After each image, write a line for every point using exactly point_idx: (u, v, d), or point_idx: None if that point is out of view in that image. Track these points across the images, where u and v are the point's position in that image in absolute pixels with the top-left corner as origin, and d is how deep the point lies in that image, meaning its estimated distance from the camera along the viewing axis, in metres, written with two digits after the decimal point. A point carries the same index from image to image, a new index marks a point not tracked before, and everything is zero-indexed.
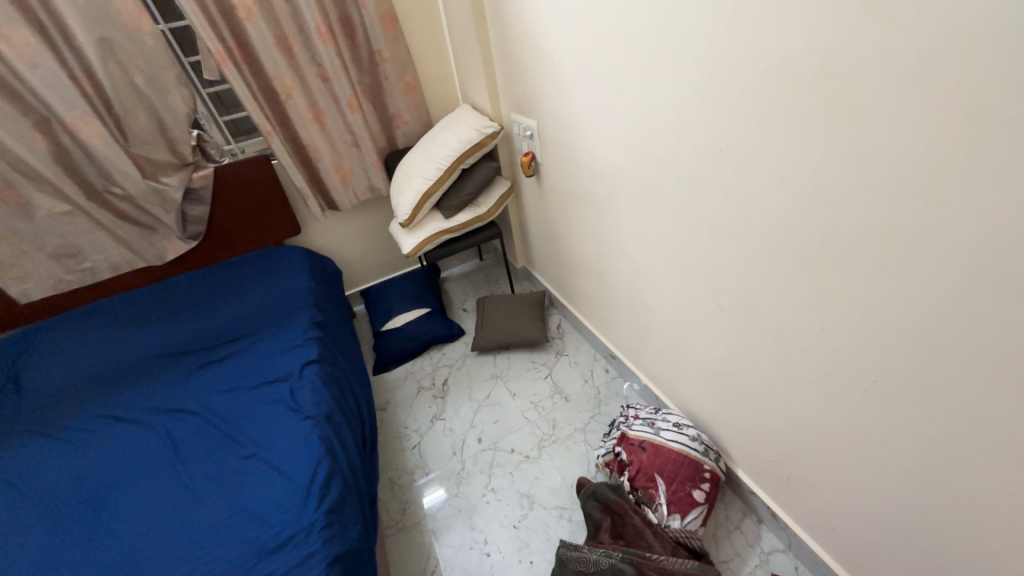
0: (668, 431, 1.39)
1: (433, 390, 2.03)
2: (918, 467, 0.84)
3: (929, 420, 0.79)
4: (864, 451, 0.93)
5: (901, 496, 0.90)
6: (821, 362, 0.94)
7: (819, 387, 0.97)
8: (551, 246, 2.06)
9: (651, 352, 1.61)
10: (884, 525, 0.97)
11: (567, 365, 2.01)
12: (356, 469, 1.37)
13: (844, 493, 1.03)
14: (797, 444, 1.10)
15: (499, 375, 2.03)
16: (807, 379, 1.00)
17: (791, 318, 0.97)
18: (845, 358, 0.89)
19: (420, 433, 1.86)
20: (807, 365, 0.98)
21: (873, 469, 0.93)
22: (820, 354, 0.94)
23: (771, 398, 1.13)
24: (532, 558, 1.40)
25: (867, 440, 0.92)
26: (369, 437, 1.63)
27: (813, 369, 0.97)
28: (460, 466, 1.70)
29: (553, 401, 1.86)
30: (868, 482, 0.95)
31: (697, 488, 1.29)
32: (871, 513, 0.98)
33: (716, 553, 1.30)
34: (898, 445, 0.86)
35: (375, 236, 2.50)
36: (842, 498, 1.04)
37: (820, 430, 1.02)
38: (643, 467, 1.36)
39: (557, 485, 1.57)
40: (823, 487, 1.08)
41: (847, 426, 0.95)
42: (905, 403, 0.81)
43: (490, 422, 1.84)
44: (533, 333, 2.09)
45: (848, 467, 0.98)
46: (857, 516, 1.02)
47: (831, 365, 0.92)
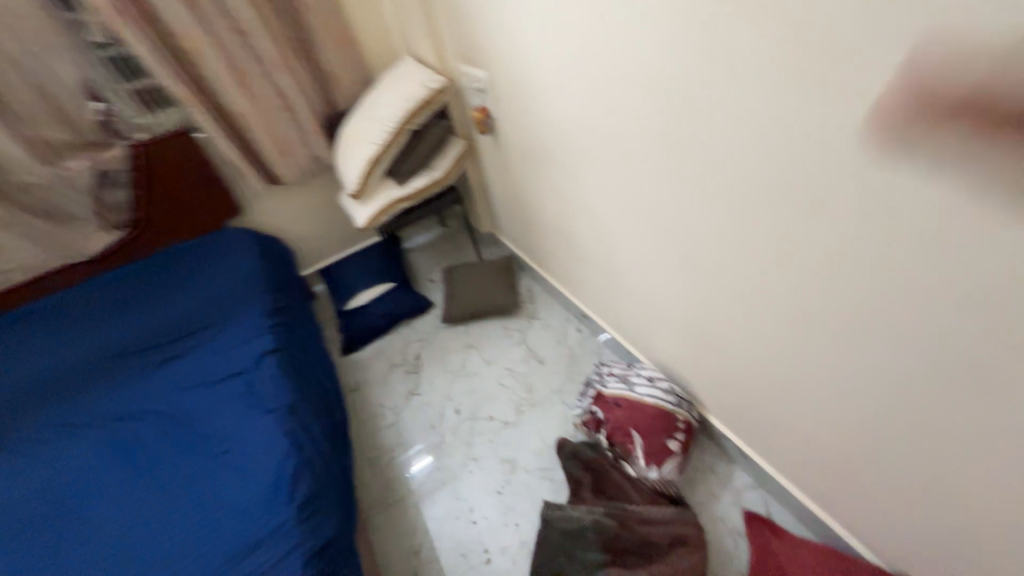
0: (642, 385, 1.41)
1: (406, 366, 1.97)
2: (889, 401, 0.85)
3: (897, 355, 0.78)
4: (835, 388, 0.94)
5: (872, 429, 0.91)
6: (793, 306, 0.92)
7: (793, 329, 0.96)
8: (515, 207, 1.96)
9: (621, 308, 1.60)
10: (855, 458, 0.99)
11: (541, 328, 1.97)
12: (331, 457, 1.32)
13: (818, 432, 1.05)
14: (772, 387, 1.11)
15: (472, 344, 1.98)
16: (773, 328, 1.00)
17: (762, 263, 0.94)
18: (818, 299, 0.87)
19: (396, 410, 1.82)
20: (782, 310, 0.96)
21: (846, 406, 0.94)
22: (794, 297, 0.91)
23: (744, 344, 1.12)
24: (517, 520, 1.42)
25: (841, 379, 0.92)
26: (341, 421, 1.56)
27: (786, 312, 0.95)
28: (440, 439, 1.68)
29: (528, 366, 1.84)
30: (841, 419, 0.96)
31: (672, 438, 1.31)
32: (842, 449, 1.01)
33: (692, 494, 1.35)
34: (871, 382, 0.86)
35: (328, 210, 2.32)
36: (815, 436, 1.06)
37: (786, 374, 1.04)
38: (619, 424, 1.36)
39: (538, 447, 1.57)
40: (796, 425, 1.10)
41: (818, 366, 0.95)
42: (877, 337, 0.80)
43: (467, 392, 1.81)
44: (503, 300, 2.04)
45: (820, 405, 1.00)
46: (830, 453, 1.04)
47: (807, 309, 0.90)
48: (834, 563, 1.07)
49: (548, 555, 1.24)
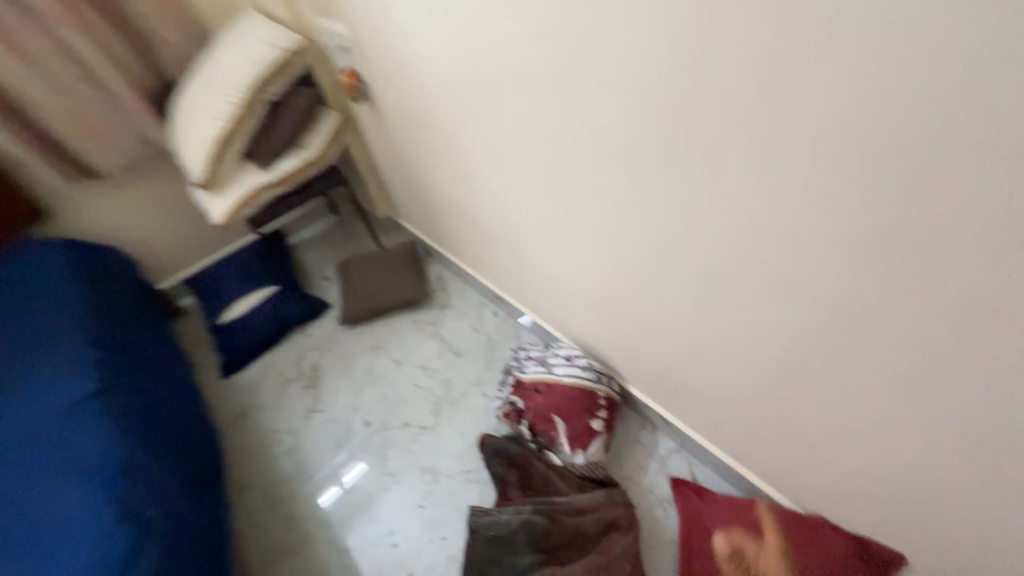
0: (560, 366, 1.32)
1: (302, 380, 1.70)
2: (791, 355, 0.81)
3: (794, 309, 0.74)
4: (740, 347, 0.90)
5: (777, 385, 0.89)
6: (694, 267, 0.86)
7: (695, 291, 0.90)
8: (410, 186, 1.75)
9: (533, 287, 1.50)
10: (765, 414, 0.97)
11: (454, 317, 1.80)
12: (188, 517, 1.09)
13: (730, 391, 1.02)
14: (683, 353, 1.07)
15: (379, 345, 1.76)
16: (679, 294, 0.94)
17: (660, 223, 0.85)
18: (714, 256, 0.80)
19: (294, 434, 1.56)
20: (683, 272, 0.89)
21: (751, 364, 0.91)
22: (693, 258, 0.84)
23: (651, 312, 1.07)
24: (444, 533, 1.27)
25: (745, 338, 0.88)
26: (207, 463, 1.30)
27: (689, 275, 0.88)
28: (349, 458, 1.47)
29: (444, 360, 1.67)
30: (750, 377, 0.94)
31: (595, 418, 1.24)
32: (753, 405, 0.99)
33: (620, 470, 1.30)
34: (773, 337, 0.82)
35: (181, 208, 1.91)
36: (727, 395, 1.04)
37: (696, 339, 0.99)
38: (540, 411, 1.27)
39: (460, 449, 1.43)
40: (708, 386, 1.07)
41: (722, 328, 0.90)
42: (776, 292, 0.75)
43: (377, 400, 1.60)
44: (409, 291, 1.83)
45: (730, 366, 0.96)
46: (743, 410, 1.03)
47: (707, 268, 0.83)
48: (751, 516, 1.09)
49: (480, 565, 1.12)
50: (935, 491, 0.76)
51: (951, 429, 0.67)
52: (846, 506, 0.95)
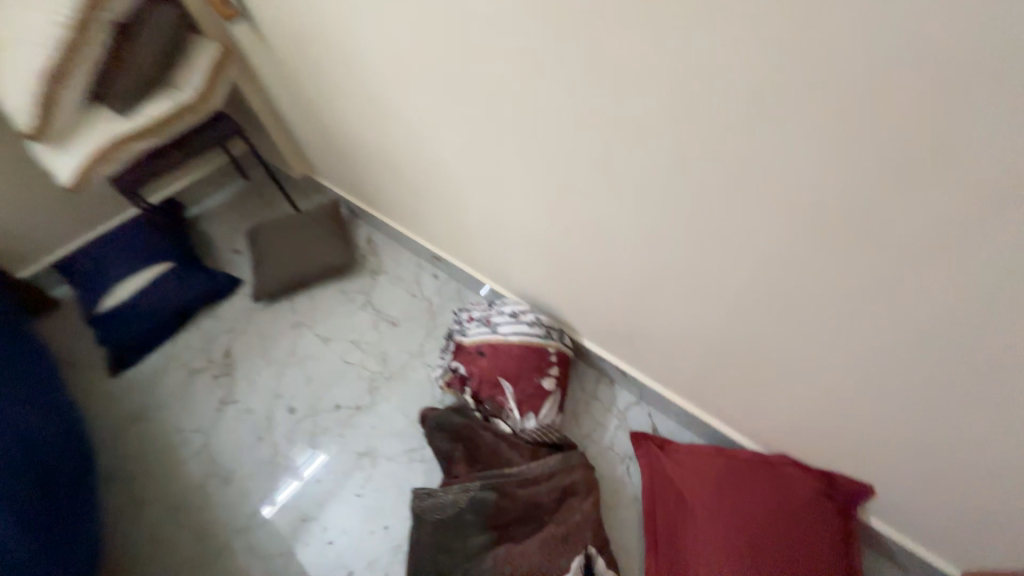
0: (505, 324, 1.17)
1: (211, 369, 1.45)
2: (774, 266, 0.70)
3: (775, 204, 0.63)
4: (710, 268, 0.78)
5: (753, 307, 0.78)
6: (656, 175, 0.72)
7: (659, 205, 0.76)
8: (321, 133, 1.50)
9: (471, 239, 1.33)
10: (735, 347, 0.87)
11: (388, 284, 1.59)
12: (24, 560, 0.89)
13: (696, 327, 0.91)
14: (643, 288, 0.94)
15: (303, 322, 1.53)
16: (631, 214, 0.81)
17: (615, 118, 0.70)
18: (684, 151, 0.66)
19: (203, 431, 1.32)
20: (644, 183, 0.75)
21: (725, 287, 0.79)
22: (657, 159, 0.70)
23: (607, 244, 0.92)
24: (387, 522, 1.12)
25: (717, 255, 0.75)
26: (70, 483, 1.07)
27: (651, 184, 0.74)
28: (271, 452, 1.26)
29: (378, 332, 1.47)
30: (722, 304, 0.82)
31: (546, 377, 1.11)
32: (722, 340, 0.88)
33: (577, 430, 1.19)
34: (754, 247, 0.70)
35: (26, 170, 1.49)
36: (691, 333, 0.93)
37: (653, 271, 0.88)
38: (485, 376, 1.12)
39: (401, 427, 1.26)
40: (671, 325, 0.96)
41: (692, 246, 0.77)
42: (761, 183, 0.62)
43: (303, 382, 1.39)
44: (334, 257, 1.60)
45: (699, 294, 0.84)
46: (709, 348, 0.92)
47: (673, 172, 0.70)
48: (719, 463, 1.00)
49: (424, 554, 0.98)
50: (926, 397, 0.69)
51: (947, 321, 0.59)
52: (822, 436, 0.87)
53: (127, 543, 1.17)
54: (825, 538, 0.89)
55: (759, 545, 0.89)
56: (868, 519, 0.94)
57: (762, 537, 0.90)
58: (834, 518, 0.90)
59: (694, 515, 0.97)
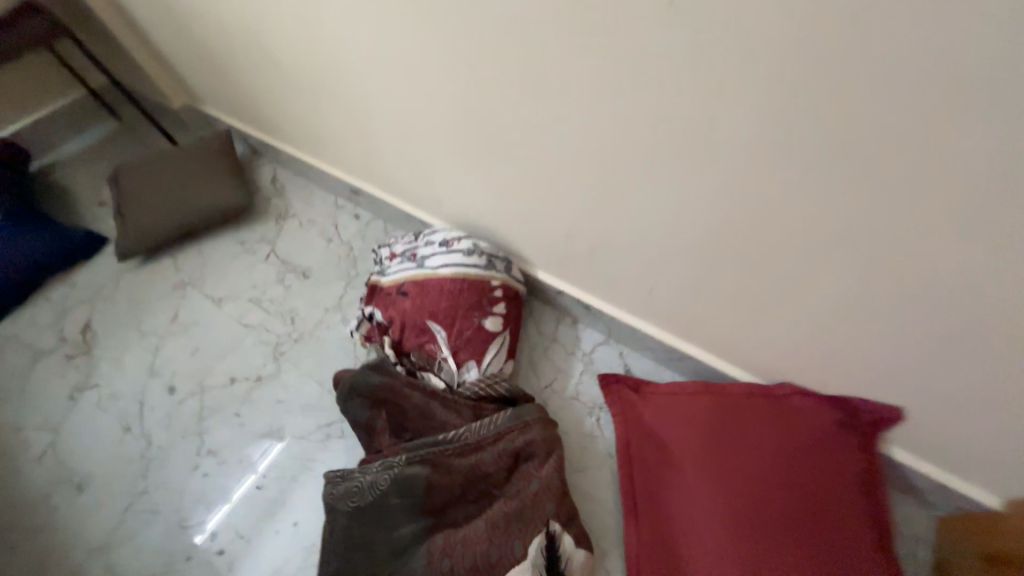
0: (434, 256, 0.90)
1: (64, 349, 1.11)
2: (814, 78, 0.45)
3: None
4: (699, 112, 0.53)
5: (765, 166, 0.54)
6: None
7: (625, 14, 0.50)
8: (187, 32, 1.15)
9: (391, 154, 1.04)
10: (733, 240, 0.64)
11: (297, 230, 1.28)
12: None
13: (677, 220, 0.66)
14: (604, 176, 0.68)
15: (189, 281, 1.20)
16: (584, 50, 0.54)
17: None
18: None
19: (51, 426, 1.01)
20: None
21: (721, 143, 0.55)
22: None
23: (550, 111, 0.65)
24: (296, 517, 0.87)
25: (713, 84, 0.51)
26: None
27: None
28: (143, 445, 0.97)
29: (285, 287, 1.17)
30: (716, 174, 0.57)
31: (489, 316, 0.86)
32: (715, 232, 0.65)
33: (535, 382, 0.97)
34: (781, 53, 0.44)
35: None
36: (671, 233, 0.69)
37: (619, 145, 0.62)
38: (410, 321, 0.86)
39: (314, 397, 1.00)
40: (643, 228, 0.71)
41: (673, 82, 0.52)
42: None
43: (187, 354, 1.09)
44: (224, 198, 1.26)
45: (685, 163, 0.60)
46: (694, 250, 0.68)
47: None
48: (709, 404, 0.79)
49: (335, 558, 0.73)
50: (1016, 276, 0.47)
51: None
52: (840, 353, 0.66)
53: None
54: (841, 482, 0.71)
55: (764, 503, 0.70)
56: (887, 454, 0.76)
57: (767, 493, 0.71)
58: (848, 457, 0.72)
59: (682, 474, 0.76)
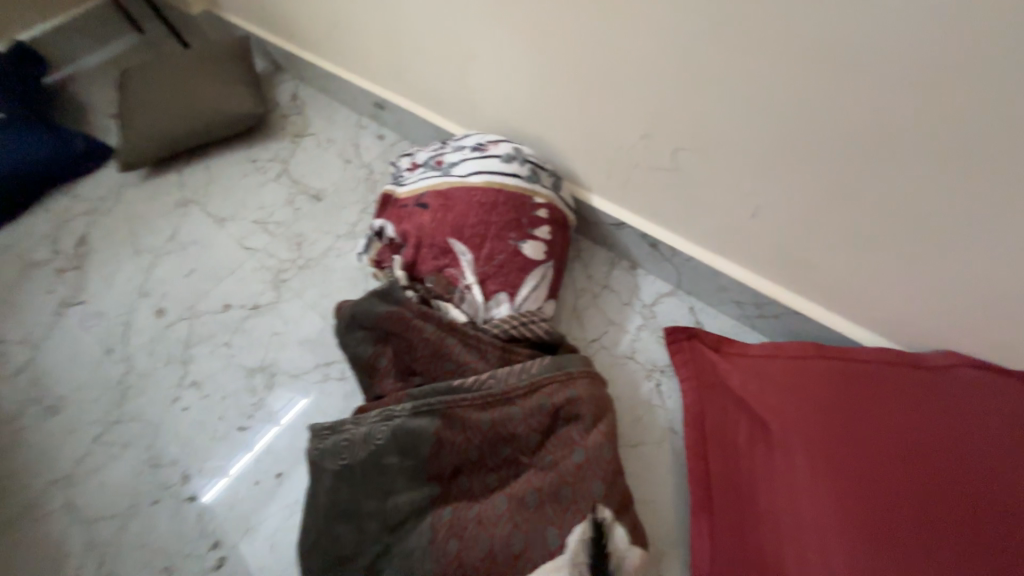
0: (464, 162, 0.71)
1: (57, 262, 1.01)
2: None
3: None
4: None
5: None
6: None
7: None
8: None
9: (420, 47, 0.85)
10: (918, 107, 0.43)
11: (313, 149, 1.12)
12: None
13: (837, 73, 0.45)
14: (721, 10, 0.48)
15: (192, 199, 1.07)
16: None
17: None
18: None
19: (32, 342, 0.91)
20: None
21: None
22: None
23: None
24: (281, 468, 0.73)
25: None
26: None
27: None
28: (124, 369, 0.85)
29: (294, 209, 1.02)
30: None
31: (529, 239, 0.67)
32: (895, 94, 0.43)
33: (579, 333, 0.77)
34: None
35: None
36: (820, 97, 0.48)
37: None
38: (428, 238, 0.68)
39: (314, 332, 0.84)
40: (772, 95, 0.50)
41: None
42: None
43: (182, 276, 0.96)
44: (235, 107, 1.11)
45: None
46: (855, 122, 0.47)
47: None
48: (824, 368, 0.59)
49: (313, 532, 0.57)
50: None
51: None
52: None
53: None
54: None
55: (919, 509, 0.48)
56: None
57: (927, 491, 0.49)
58: None
59: (780, 463, 0.56)
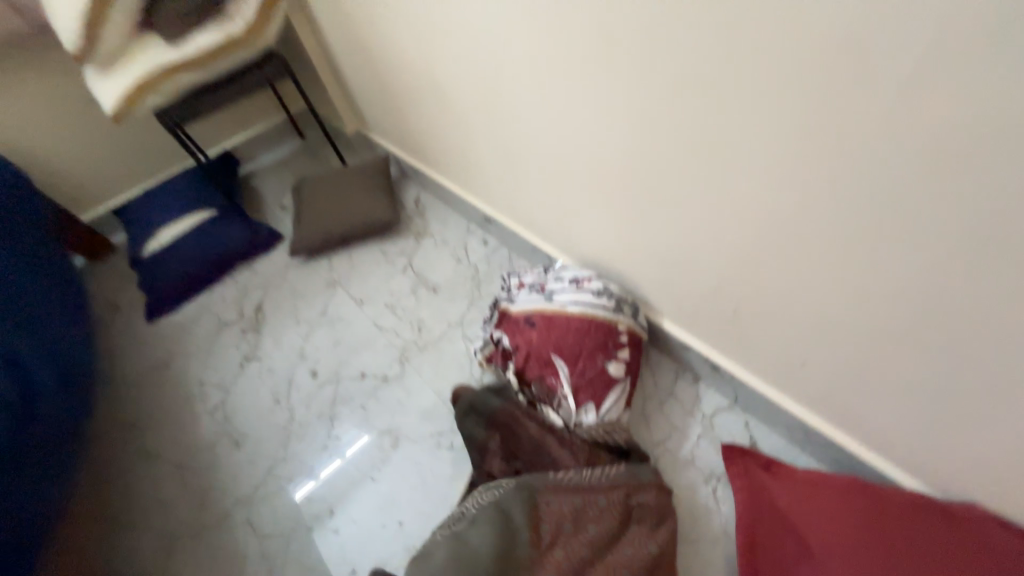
0: (564, 292, 0.92)
1: (241, 324, 1.35)
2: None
3: None
4: (925, 190, 0.47)
5: (995, 254, 0.46)
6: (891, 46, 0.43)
7: (861, 78, 0.45)
8: (373, 76, 1.35)
9: (530, 192, 1.10)
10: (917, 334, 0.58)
11: (431, 247, 1.41)
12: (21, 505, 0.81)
13: (861, 302, 0.60)
14: (771, 240, 0.65)
15: (338, 281, 1.39)
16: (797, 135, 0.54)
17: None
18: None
19: (223, 387, 1.22)
20: (813, 44, 0.47)
21: (937, 230, 0.49)
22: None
23: (735, 168, 0.62)
24: (402, 516, 0.94)
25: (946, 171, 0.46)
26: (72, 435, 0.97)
27: (831, 48, 0.46)
28: (287, 418, 1.12)
29: (416, 298, 1.29)
30: (933, 253, 0.51)
31: (613, 360, 0.87)
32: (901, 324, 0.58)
33: (647, 435, 0.93)
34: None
35: (83, 118, 1.47)
36: (846, 309, 0.63)
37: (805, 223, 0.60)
38: (534, 352, 0.89)
39: (430, 405, 1.07)
40: (811, 299, 0.66)
41: (909, 149, 0.46)
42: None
43: (330, 345, 1.24)
44: (377, 213, 1.44)
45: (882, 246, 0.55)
46: (864, 328, 0.63)
47: (869, 17, 0.42)
48: (860, 509, 0.69)
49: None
50: None
51: None
52: None
53: (132, 499, 1.08)
54: None
55: None
56: None
57: None
58: None
59: None
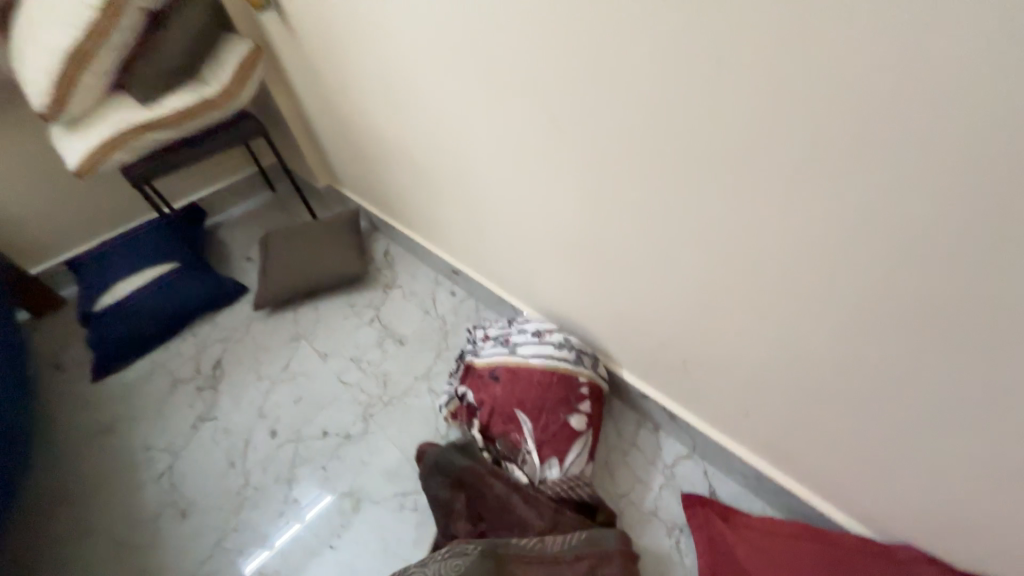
0: (527, 345, 0.95)
1: (197, 381, 1.29)
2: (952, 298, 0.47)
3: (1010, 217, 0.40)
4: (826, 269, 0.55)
5: (887, 323, 0.53)
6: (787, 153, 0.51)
7: (764, 172, 0.52)
8: (345, 138, 1.41)
9: (495, 248, 1.15)
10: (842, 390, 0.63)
11: (399, 299, 1.42)
12: None
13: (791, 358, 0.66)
14: (710, 302, 0.72)
15: (303, 335, 1.37)
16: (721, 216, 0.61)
17: (689, 45, 0.50)
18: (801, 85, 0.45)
19: (173, 451, 1.15)
20: (724, 142, 0.54)
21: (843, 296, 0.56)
22: (756, 100, 0.49)
23: (672, 239, 0.69)
24: None
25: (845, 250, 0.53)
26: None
27: (739, 148, 0.53)
28: (241, 483, 1.07)
29: (382, 351, 1.29)
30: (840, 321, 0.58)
31: (574, 413, 0.89)
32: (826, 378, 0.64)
33: (612, 487, 0.94)
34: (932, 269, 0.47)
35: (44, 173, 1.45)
36: (780, 364, 0.68)
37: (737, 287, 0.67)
38: (498, 406, 0.91)
39: (393, 464, 1.05)
40: (750, 354, 0.72)
41: (810, 234, 0.54)
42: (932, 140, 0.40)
43: (291, 401, 1.21)
44: (345, 266, 1.46)
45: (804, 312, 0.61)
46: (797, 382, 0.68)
47: (765, 126, 0.50)
48: (810, 553, 0.75)
49: None
50: None
51: None
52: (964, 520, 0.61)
53: None
54: None
55: None
56: None
57: None
58: None
59: None
